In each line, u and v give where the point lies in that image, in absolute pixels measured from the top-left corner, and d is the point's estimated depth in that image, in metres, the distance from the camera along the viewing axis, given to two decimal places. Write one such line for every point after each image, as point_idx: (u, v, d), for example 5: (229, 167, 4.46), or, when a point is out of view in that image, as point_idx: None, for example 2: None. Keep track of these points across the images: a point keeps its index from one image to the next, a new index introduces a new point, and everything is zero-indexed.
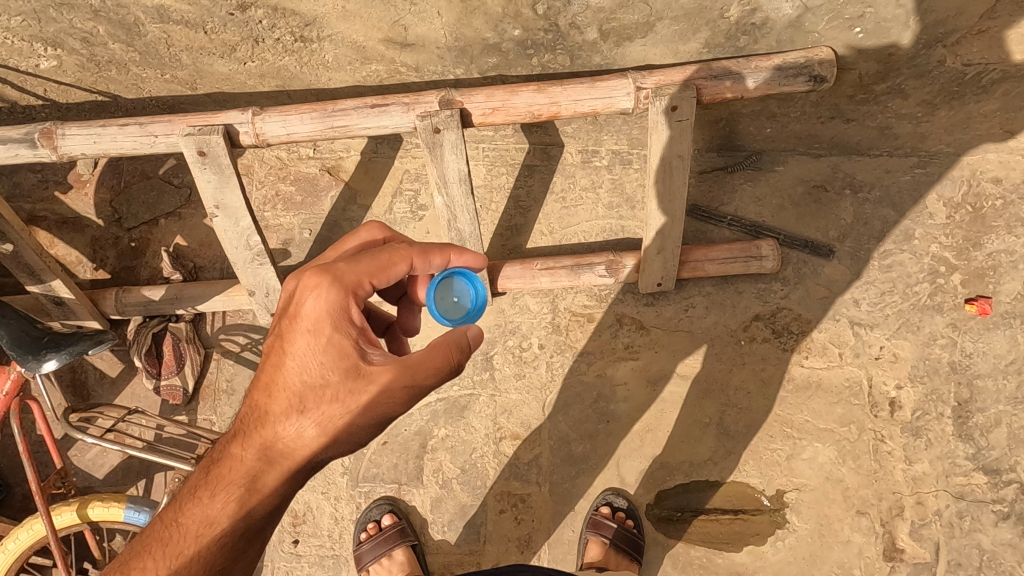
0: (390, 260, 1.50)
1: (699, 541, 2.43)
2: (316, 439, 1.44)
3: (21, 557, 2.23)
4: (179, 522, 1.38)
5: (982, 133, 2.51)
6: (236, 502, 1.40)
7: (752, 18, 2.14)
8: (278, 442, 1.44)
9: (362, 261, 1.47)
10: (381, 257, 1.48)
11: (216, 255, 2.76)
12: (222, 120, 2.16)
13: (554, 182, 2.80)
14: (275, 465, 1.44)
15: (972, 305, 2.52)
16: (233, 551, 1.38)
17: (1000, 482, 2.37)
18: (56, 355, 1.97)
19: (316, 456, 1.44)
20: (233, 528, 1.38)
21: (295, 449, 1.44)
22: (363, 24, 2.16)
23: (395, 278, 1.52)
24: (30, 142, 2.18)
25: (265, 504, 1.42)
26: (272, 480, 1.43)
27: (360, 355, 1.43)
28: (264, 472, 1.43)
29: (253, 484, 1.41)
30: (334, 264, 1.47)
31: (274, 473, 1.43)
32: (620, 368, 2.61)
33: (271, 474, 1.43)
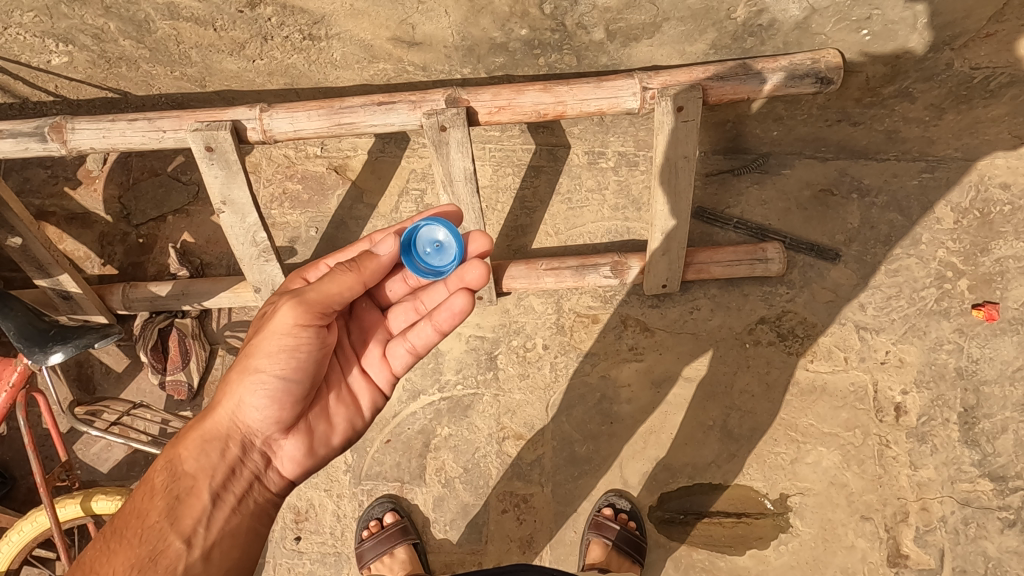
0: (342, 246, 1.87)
1: (702, 543, 2.42)
2: (229, 382, 1.58)
3: (24, 549, 2.24)
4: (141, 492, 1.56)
5: (991, 139, 2.50)
6: (168, 457, 1.54)
7: (759, 19, 2.14)
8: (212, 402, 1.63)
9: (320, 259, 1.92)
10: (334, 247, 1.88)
11: (222, 252, 2.77)
12: (230, 116, 2.18)
13: (560, 183, 2.81)
14: (205, 420, 1.59)
15: (979, 311, 2.50)
16: (162, 505, 1.44)
17: (1006, 489, 2.35)
18: (62, 347, 1.99)
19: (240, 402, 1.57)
20: (161, 479, 1.49)
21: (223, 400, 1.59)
22: (371, 22, 2.17)
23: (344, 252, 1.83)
24: (40, 136, 2.20)
25: (191, 454, 1.53)
26: (200, 432, 1.57)
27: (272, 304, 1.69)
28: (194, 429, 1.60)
29: (187, 439, 1.58)
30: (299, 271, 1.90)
31: (202, 427, 1.58)
32: (624, 370, 2.61)
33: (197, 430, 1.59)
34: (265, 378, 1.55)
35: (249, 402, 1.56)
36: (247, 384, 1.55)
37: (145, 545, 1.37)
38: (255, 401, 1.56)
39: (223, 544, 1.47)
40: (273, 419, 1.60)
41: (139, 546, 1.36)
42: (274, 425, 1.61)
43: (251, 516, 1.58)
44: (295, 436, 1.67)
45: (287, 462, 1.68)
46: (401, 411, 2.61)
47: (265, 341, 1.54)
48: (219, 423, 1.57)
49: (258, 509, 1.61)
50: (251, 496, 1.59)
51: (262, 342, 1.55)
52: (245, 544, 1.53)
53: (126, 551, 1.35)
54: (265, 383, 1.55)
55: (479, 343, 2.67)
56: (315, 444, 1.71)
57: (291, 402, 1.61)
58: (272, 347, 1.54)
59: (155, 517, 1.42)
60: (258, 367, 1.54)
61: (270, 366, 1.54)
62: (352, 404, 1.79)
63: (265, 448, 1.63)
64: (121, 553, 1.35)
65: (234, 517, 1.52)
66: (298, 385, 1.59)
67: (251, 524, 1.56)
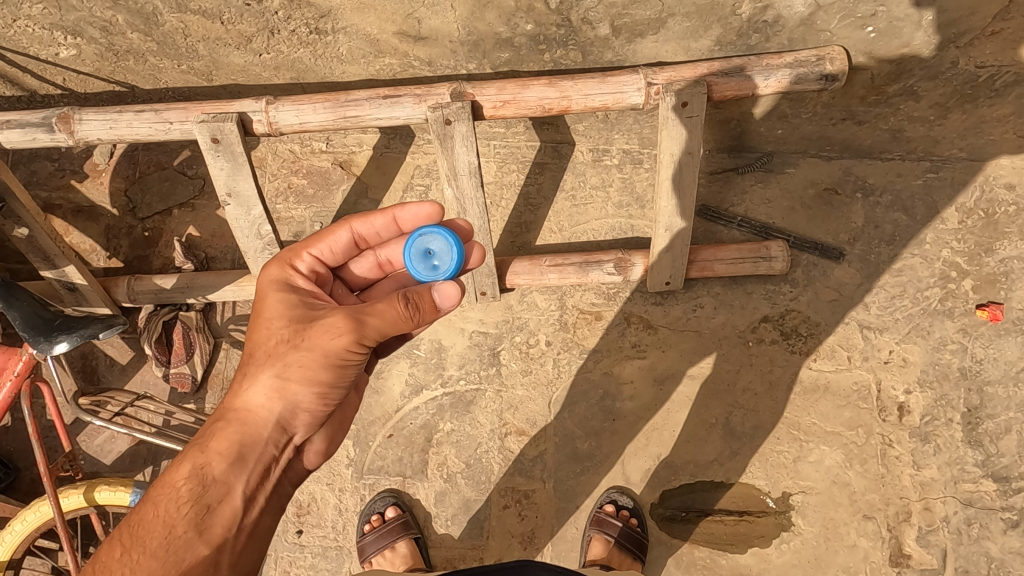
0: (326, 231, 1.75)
1: (703, 541, 2.42)
2: (266, 388, 1.53)
3: (27, 539, 2.25)
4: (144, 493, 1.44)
5: (996, 139, 2.50)
6: (194, 462, 1.45)
7: (764, 16, 2.15)
8: (235, 404, 1.55)
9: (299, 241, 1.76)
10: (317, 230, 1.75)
11: (227, 246, 2.79)
12: (236, 108, 2.19)
13: (564, 180, 2.81)
14: (239, 424, 1.52)
15: (983, 311, 2.49)
16: (193, 514, 1.37)
17: (1010, 490, 2.35)
18: (67, 337, 1.99)
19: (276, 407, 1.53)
20: (190, 487, 1.40)
21: (254, 404, 1.53)
22: (377, 16, 2.18)
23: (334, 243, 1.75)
24: (47, 126, 2.21)
25: (223, 461, 1.46)
26: (234, 437, 1.50)
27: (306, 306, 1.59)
28: (222, 432, 1.51)
29: (214, 442, 1.50)
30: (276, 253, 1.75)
31: (236, 431, 1.51)
32: (627, 367, 2.61)
33: (226, 435, 1.50)
34: (316, 387, 1.54)
35: (295, 408, 1.55)
36: (295, 391, 1.53)
37: (174, 557, 1.30)
38: (296, 405, 1.54)
39: (252, 548, 1.44)
40: (311, 421, 1.61)
41: (168, 558, 1.29)
42: (310, 426, 1.62)
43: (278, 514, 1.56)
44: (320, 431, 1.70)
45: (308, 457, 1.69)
46: (403, 406, 2.62)
47: (323, 354, 1.50)
48: (252, 425, 1.52)
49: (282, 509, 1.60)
50: (278, 496, 1.57)
51: (316, 354, 1.51)
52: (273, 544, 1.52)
53: (152, 562, 1.28)
54: (312, 390, 1.54)
55: (483, 339, 2.67)
56: (331, 436, 1.76)
57: (330, 405, 1.62)
58: (330, 361, 1.51)
59: (184, 527, 1.35)
60: (310, 376, 1.52)
61: (324, 377, 1.54)
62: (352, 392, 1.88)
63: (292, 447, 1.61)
64: (146, 563, 1.27)
65: (264, 519, 1.50)
66: (341, 390, 1.61)
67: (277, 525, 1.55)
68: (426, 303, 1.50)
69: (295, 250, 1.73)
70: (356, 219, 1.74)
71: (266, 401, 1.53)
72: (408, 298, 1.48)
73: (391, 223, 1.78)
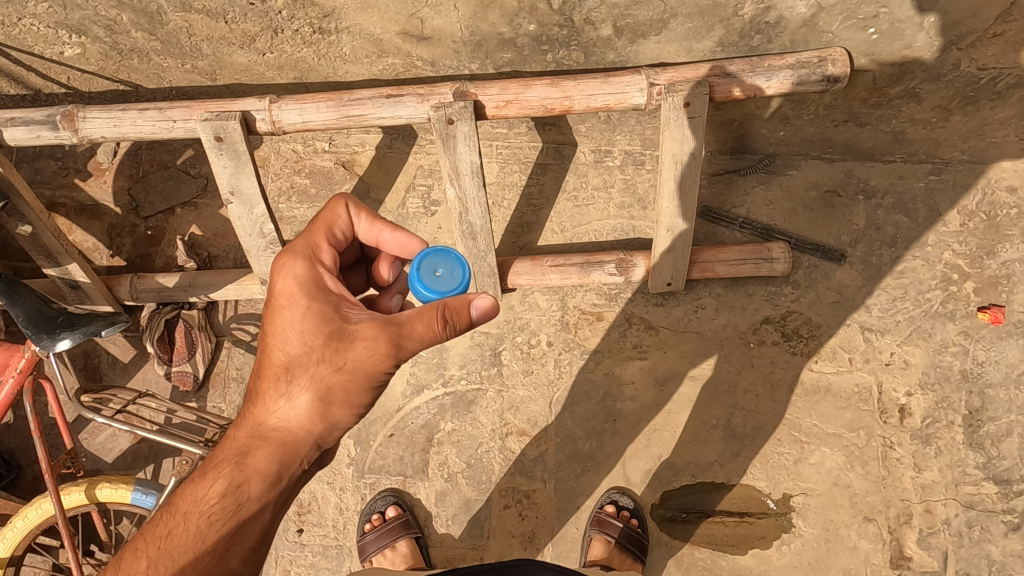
0: (330, 218, 1.63)
1: (704, 543, 2.42)
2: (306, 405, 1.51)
3: (29, 535, 2.26)
4: (174, 505, 1.47)
5: (998, 141, 2.50)
6: (229, 480, 1.47)
7: (766, 17, 2.15)
8: (269, 419, 1.53)
9: (311, 230, 1.61)
10: (320, 217, 1.62)
11: (230, 245, 2.79)
12: (240, 106, 2.20)
13: (566, 181, 2.82)
14: (274, 443, 1.51)
15: (984, 313, 2.49)
16: (228, 532, 1.43)
17: (1011, 492, 2.34)
18: (70, 334, 2.00)
19: (311, 425, 1.52)
20: (224, 505, 1.44)
21: (290, 420, 1.52)
22: (381, 16, 2.19)
23: (341, 233, 1.66)
24: (52, 124, 2.22)
25: (260, 482, 1.48)
26: (270, 457, 1.50)
27: (342, 320, 1.51)
28: (257, 450, 1.50)
29: (246, 459, 1.50)
30: (292, 241, 1.61)
31: (272, 451, 1.50)
32: (628, 368, 2.61)
33: (263, 454, 1.50)
34: (354, 408, 1.55)
35: (333, 427, 1.55)
36: (335, 411, 1.53)
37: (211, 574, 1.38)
38: (331, 424, 1.55)
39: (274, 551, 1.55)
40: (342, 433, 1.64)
41: None
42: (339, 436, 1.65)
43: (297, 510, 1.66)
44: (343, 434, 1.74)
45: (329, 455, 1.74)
46: (404, 405, 2.62)
47: (365, 378, 1.49)
48: (285, 446, 1.51)
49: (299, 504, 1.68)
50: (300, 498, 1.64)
51: (359, 378, 1.49)
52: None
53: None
54: (348, 411, 1.55)
55: (484, 339, 2.67)
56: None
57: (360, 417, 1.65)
58: (372, 383, 1.51)
59: (219, 545, 1.41)
60: (348, 399, 1.52)
61: (363, 397, 1.54)
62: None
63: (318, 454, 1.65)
64: None
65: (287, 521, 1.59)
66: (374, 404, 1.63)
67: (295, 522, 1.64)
68: (463, 316, 1.46)
69: (314, 240, 1.60)
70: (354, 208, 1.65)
71: (305, 421, 1.51)
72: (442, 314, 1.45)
73: (374, 237, 1.69)
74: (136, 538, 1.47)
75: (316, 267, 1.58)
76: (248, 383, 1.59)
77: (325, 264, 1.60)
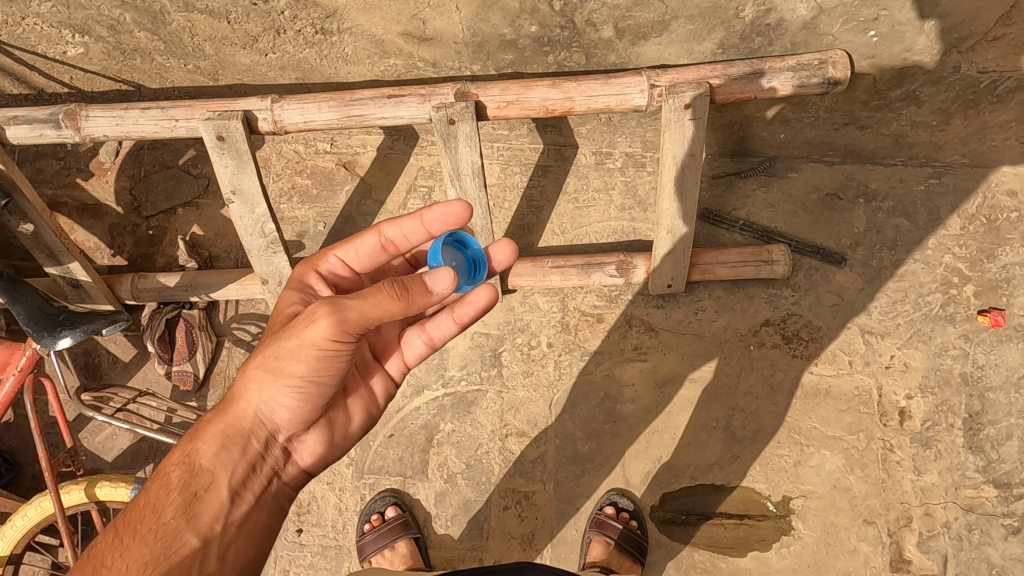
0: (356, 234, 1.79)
1: (704, 545, 2.41)
2: (256, 377, 1.52)
3: (28, 533, 2.26)
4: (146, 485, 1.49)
5: (998, 145, 2.51)
6: (184, 450, 1.49)
7: (767, 19, 2.16)
8: (230, 395, 1.57)
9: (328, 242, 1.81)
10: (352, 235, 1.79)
11: (231, 245, 2.80)
12: (242, 106, 2.21)
13: (567, 182, 2.82)
14: (225, 414, 1.53)
15: (984, 317, 2.50)
16: (180, 501, 1.40)
17: (1011, 496, 2.34)
18: (71, 332, 2.01)
19: (262, 399, 1.53)
20: (178, 474, 1.45)
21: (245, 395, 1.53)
22: (383, 17, 2.20)
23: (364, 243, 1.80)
24: (54, 123, 2.23)
25: (210, 451, 1.48)
26: (221, 427, 1.52)
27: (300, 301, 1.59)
28: (212, 424, 1.53)
29: (205, 431, 1.53)
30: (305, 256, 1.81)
31: (223, 421, 1.52)
32: (628, 369, 2.61)
33: (215, 426, 1.52)
34: (297, 381, 1.52)
35: (284, 402, 1.54)
36: (276, 383, 1.51)
37: (160, 542, 1.33)
38: (286, 398, 1.53)
39: (240, 541, 1.46)
40: (298, 416, 1.59)
41: (155, 544, 1.32)
42: (297, 421, 1.60)
43: (273, 510, 1.59)
44: (316, 430, 1.68)
45: (305, 454, 1.68)
46: (404, 406, 2.62)
47: (298, 345, 1.46)
48: (244, 417, 1.53)
49: (276, 503, 1.60)
50: (269, 491, 1.58)
51: (299, 348, 1.47)
52: (263, 540, 1.54)
53: (139, 546, 1.31)
54: (296, 383, 1.52)
55: (484, 340, 2.68)
56: (335, 436, 1.72)
57: (318, 400, 1.59)
58: (305, 352, 1.47)
59: (170, 514, 1.38)
60: (291, 369, 1.49)
61: (302, 369, 1.50)
62: (368, 395, 1.82)
63: (286, 443, 1.62)
64: (135, 547, 1.30)
65: (256, 513, 1.52)
66: (329, 384, 1.57)
67: (269, 520, 1.56)
68: (416, 286, 1.40)
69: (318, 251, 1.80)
70: (386, 224, 1.77)
71: (253, 392, 1.52)
72: (395, 283, 1.41)
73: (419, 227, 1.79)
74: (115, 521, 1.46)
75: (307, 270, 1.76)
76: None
77: (320, 270, 1.77)
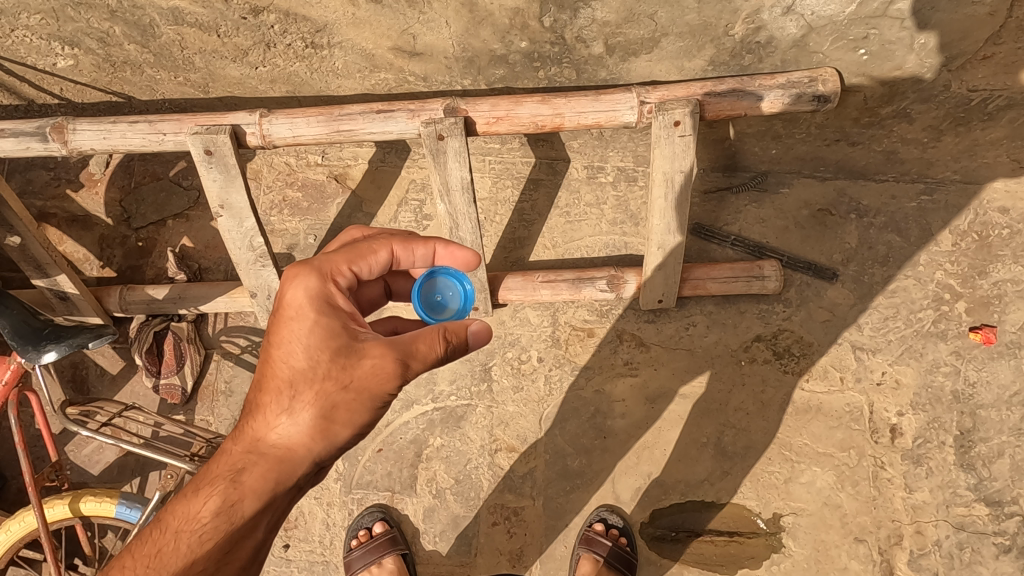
0: (369, 249, 1.60)
1: (693, 562, 2.40)
2: (312, 424, 1.44)
3: (11, 549, 2.24)
4: (164, 521, 1.39)
5: (990, 162, 2.51)
6: (223, 498, 1.39)
7: (757, 37, 2.16)
8: (270, 438, 1.45)
9: (340, 252, 1.58)
10: (359, 246, 1.60)
11: (222, 257, 2.79)
12: (230, 120, 2.19)
13: (559, 197, 2.82)
14: (271, 460, 1.43)
15: (976, 333, 2.49)
16: (220, 553, 1.34)
17: (1001, 515, 2.33)
18: (56, 346, 1.99)
19: (313, 447, 1.45)
20: (217, 525, 1.36)
21: (292, 441, 1.44)
22: (372, 32, 2.20)
23: (374, 265, 1.62)
24: (41, 136, 2.22)
25: (255, 501, 1.40)
26: (268, 474, 1.42)
27: (349, 338, 1.47)
28: (252, 468, 1.42)
29: (244, 478, 1.41)
30: (312, 258, 1.56)
31: (270, 469, 1.43)
32: (618, 385, 2.60)
33: (258, 473, 1.41)
34: (358, 429, 1.49)
35: (332, 447, 1.48)
36: (334, 432, 1.46)
37: None
38: (340, 443, 1.48)
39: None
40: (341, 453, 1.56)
41: None
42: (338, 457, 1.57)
43: None
44: None
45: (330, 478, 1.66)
46: (393, 420, 2.61)
47: (369, 397, 1.43)
48: (294, 467, 1.44)
49: None
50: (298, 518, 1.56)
51: (364, 398, 1.43)
52: None
53: None
54: (355, 431, 1.49)
55: (475, 354, 2.67)
56: None
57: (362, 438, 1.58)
58: (374, 403, 1.45)
59: (209, 565, 1.33)
60: (357, 420, 1.46)
61: (364, 419, 1.47)
62: None
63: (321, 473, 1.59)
64: None
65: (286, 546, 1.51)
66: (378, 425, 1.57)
67: None
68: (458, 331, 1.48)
69: (336, 261, 1.56)
70: (400, 243, 1.64)
71: (304, 438, 1.44)
72: (444, 334, 1.46)
73: (428, 256, 1.73)
74: (124, 555, 1.38)
75: (328, 286, 1.52)
76: (247, 396, 1.52)
77: (339, 284, 1.55)
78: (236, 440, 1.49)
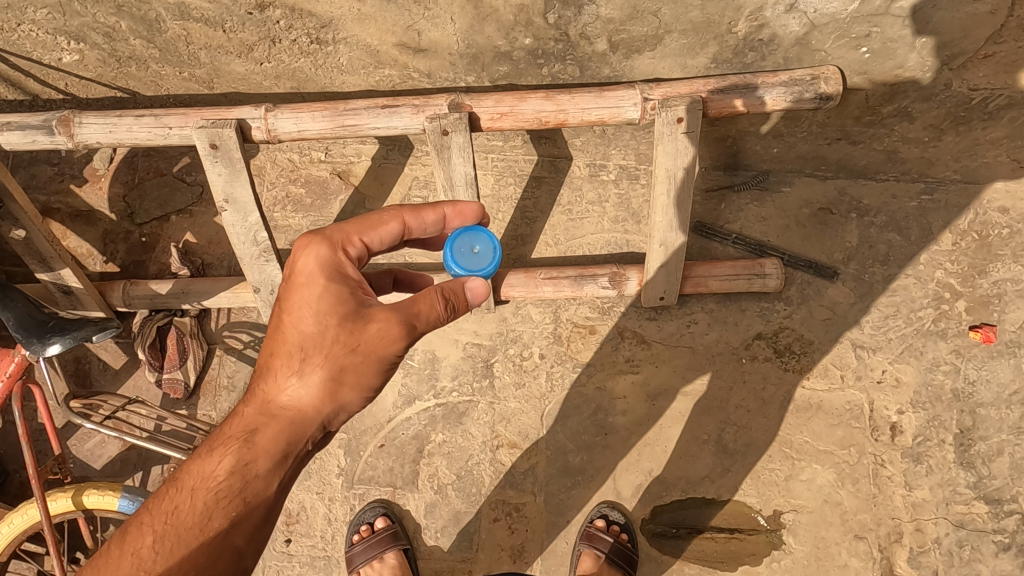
0: (379, 219, 1.60)
1: (694, 558, 2.41)
2: (321, 386, 1.46)
3: (14, 542, 2.24)
4: (179, 481, 1.40)
5: (990, 162, 2.53)
6: (234, 458, 1.40)
7: (760, 34, 2.18)
8: (281, 399, 1.47)
9: (350, 221, 1.59)
10: (369, 217, 1.60)
11: (225, 253, 2.80)
12: (235, 115, 2.21)
13: (561, 194, 2.83)
14: (282, 422, 1.45)
15: (976, 332, 2.50)
16: (230, 514, 1.36)
17: (1001, 512, 2.34)
18: (60, 339, 1.99)
19: (322, 409, 1.47)
20: (229, 485, 1.38)
21: (301, 402, 1.46)
22: (377, 27, 2.21)
23: (384, 237, 1.61)
24: (47, 129, 2.23)
25: (266, 462, 1.42)
26: (278, 435, 1.44)
27: (357, 303, 1.49)
28: (264, 429, 1.44)
29: (256, 437, 1.44)
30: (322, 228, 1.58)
31: (280, 429, 1.45)
32: (620, 382, 2.61)
33: (270, 432, 1.43)
34: (365, 393, 1.51)
35: (340, 409, 1.49)
36: (344, 394, 1.49)
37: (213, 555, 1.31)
38: (348, 407, 1.50)
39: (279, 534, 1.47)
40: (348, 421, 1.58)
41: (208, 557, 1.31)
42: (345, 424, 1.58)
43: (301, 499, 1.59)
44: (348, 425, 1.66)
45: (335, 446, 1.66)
46: (395, 416, 2.61)
47: (376, 360, 1.46)
48: (301, 428, 1.46)
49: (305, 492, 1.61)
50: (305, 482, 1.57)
51: (371, 360, 1.46)
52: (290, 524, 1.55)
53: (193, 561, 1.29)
54: (363, 395, 1.51)
55: (477, 350, 2.68)
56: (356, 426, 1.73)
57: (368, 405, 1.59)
58: (380, 368, 1.47)
59: (220, 524, 1.34)
60: (365, 383, 1.48)
61: (372, 382, 1.49)
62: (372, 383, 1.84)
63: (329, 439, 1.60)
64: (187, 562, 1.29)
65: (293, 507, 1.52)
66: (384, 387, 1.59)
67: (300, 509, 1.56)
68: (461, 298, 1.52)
69: (346, 232, 1.56)
70: (410, 213, 1.64)
71: (315, 400, 1.46)
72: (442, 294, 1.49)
73: (439, 220, 1.72)
74: (140, 513, 1.39)
75: (338, 255, 1.54)
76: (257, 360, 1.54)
77: (348, 255, 1.56)
78: (247, 403, 1.51)
